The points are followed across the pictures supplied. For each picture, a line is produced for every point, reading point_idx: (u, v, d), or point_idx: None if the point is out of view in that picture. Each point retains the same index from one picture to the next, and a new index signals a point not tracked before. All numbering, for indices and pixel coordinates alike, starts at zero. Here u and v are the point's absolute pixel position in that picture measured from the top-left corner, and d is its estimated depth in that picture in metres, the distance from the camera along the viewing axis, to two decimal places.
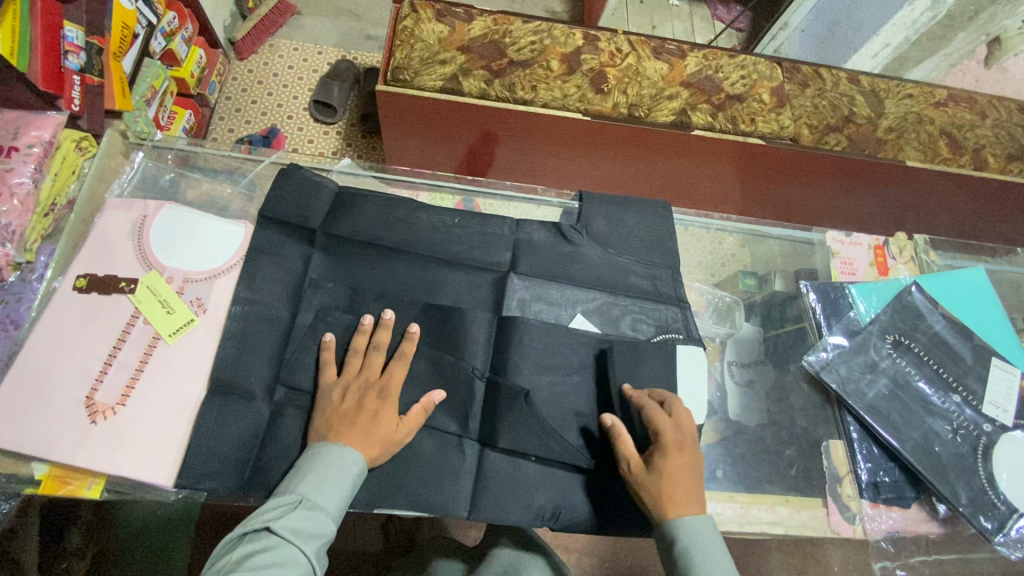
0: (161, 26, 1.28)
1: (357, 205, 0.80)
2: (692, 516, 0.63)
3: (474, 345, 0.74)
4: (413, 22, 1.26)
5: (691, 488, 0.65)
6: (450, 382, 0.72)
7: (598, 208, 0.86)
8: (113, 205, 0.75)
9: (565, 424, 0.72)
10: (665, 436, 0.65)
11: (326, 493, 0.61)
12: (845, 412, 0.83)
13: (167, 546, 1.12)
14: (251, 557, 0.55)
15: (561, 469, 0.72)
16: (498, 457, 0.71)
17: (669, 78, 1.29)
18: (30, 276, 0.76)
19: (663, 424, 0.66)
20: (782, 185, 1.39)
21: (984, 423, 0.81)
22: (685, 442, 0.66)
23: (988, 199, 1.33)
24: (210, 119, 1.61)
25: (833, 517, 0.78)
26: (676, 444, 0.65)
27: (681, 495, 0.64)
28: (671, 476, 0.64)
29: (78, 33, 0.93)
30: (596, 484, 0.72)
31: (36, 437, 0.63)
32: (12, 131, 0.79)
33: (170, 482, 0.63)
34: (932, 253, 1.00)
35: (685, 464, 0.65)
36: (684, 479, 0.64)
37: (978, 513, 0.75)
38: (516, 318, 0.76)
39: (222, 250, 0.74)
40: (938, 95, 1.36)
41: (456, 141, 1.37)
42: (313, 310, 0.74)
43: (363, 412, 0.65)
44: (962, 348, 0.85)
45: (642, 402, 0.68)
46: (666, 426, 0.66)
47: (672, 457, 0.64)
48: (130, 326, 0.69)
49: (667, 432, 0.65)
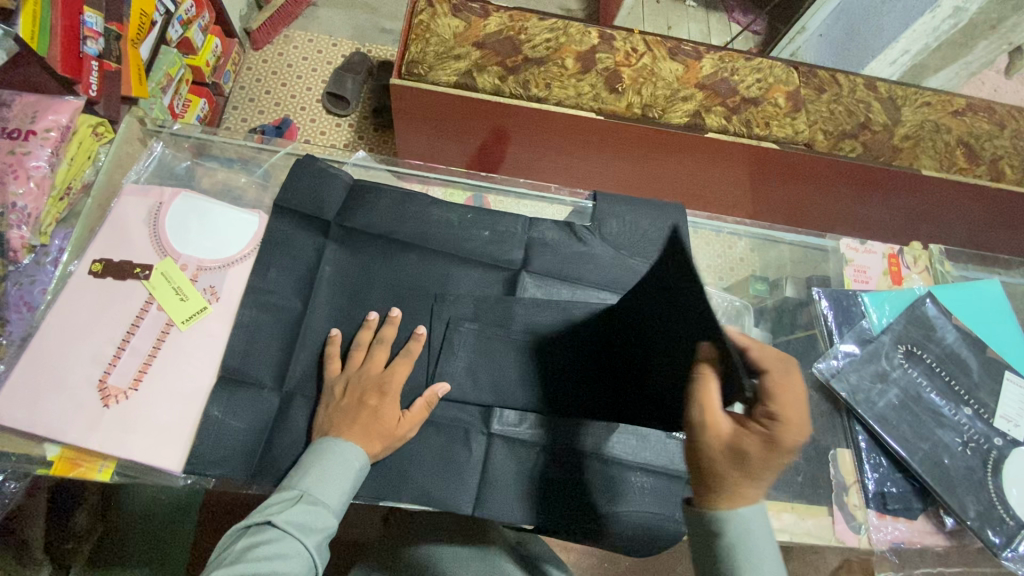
0: (178, 14, 1.29)
1: (371, 198, 0.79)
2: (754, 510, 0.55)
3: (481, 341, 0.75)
4: (429, 16, 1.26)
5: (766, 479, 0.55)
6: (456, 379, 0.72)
7: (611, 208, 0.86)
8: (131, 191, 0.76)
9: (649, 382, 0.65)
10: (790, 427, 0.54)
11: (328, 487, 0.61)
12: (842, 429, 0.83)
13: (164, 542, 1.14)
14: (252, 549, 0.55)
15: (569, 469, 0.72)
16: (513, 451, 0.72)
17: (684, 79, 1.28)
18: (44, 259, 0.77)
19: (789, 411, 0.54)
20: (795, 191, 1.38)
21: (995, 437, 0.80)
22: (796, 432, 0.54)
23: (1002, 210, 1.31)
24: (224, 109, 1.62)
25: (838, 526, 0.78)
26: (792, 441, 0.54)
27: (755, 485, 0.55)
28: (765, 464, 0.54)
29: (97, 19, 0.93)
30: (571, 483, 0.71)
31: (48, 418, 0.63)
32: (30, 115, 0.79)
33: (179, 469, 0.64)
34: (947, 263, 0.98)
35: (779, 460, 0.54)
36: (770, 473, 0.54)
37: (985, 526, 0.75)
38: (541, 311, 0.76)
39: (236, 239, 0.75)
40: (956, 104, 1.34)
41: (469, 137, 1.37)
42: (325, 303, 0.74)
43: (364, 407, 0.66)
44: (975, 361, 0.84)
45: (771, 367, 0.57)
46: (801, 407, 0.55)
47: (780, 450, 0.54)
48: (143, 312, 0.69)
49: (795, 420, 0.54)
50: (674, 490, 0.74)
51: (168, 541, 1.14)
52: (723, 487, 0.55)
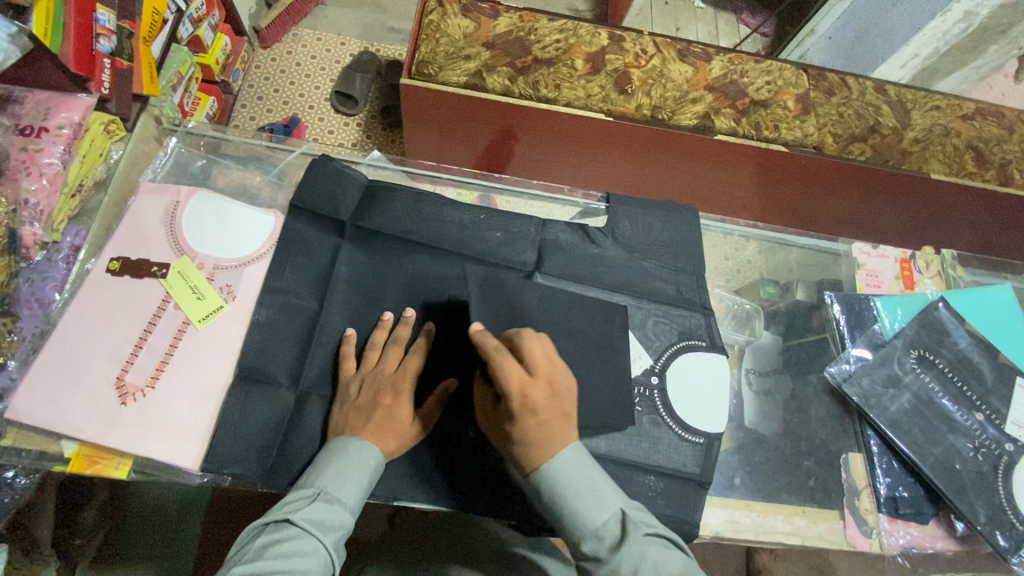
0: (189, 12, 1.30)
1: (385, 198, 0.80)
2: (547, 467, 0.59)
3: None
4: (439, 16, 1.26)
5: (542, 434, 0.59)
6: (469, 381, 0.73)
7: (625, 210, 0.86)
8: (148, 190, 0.76)
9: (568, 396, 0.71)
10: (510, 386, 0.58)
11: (344, 485, 0.61)
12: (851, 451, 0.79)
13: (171, 542, 1.14)
14: (270, 547, 0.55)
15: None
16: None
17: (693, 81, 1.28)
18: (55, 256, 0.77)
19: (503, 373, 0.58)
20: (802, 194, 1.38)
21: (1006, 443, 0.80)
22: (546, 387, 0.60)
23: (1011, 215, 1.31)
24: (233, 107, 1.62)
25: (849, 530, 0.78)
26: (522, 396, 0.58)
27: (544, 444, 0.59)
28: (530, 422, 0.59)
29: (110, 16, 0.93)
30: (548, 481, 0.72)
31: (66, 415, 0.64)
32: (43, 112, 0.79)
33: (195, 467, 0.64)
34: (959, 268, 0.98)
35: (534, 414, 0.58)
36: (542, 428, 0.59)
37: (996, 531, 0.75)
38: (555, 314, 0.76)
39: (252, 238, 0.75)
40: (965, 108, 1.34)
41: (477, 137, 1.37)
42: (340, 303, 0.74)
43: (376, 407, 0.66)
44: (987, 366, 0.84)
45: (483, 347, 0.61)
46: (537, 364, 0.60)
47: (540, 405, 0.59)
48: (160, 311, 0.70)
49: (519, 377, 0.59)
50: (688, 494, 0.74)
51: (175, 541, 1.14)
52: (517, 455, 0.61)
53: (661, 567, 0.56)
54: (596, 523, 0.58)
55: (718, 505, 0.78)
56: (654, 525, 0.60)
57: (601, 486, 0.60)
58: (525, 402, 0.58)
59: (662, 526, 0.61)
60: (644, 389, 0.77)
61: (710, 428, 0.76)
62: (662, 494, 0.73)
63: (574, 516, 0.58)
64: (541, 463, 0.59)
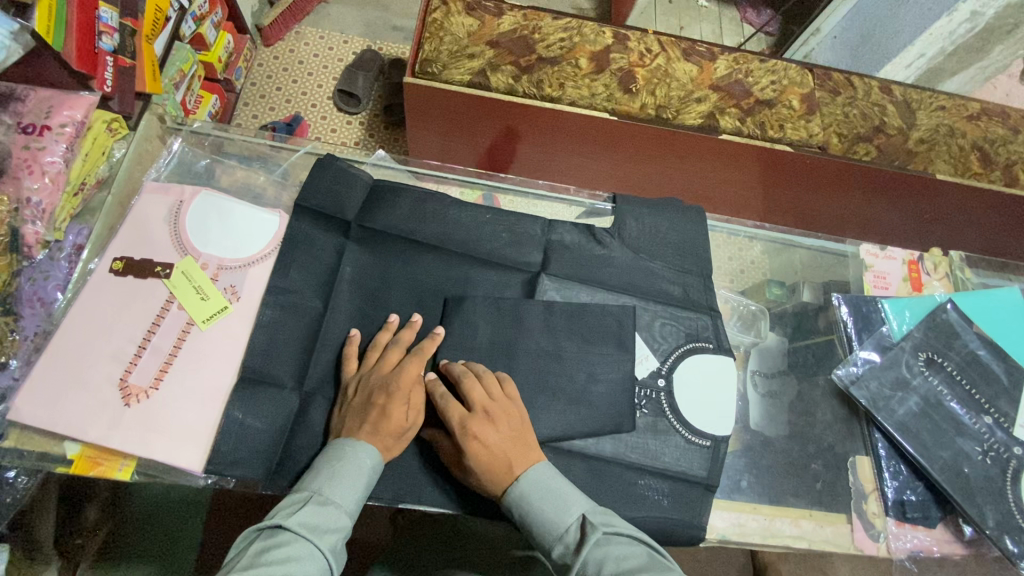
0: (192, 10, 1.29)
1: (390, 198, 0.79)
2: (507, 490, 0.62)
3: (500, 345, 0.75)
4: (443, 14, 1.26)
5: (497, 458, 0.63)
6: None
7: (631, 211, 0.85)
8: (151, 189, 0.76)
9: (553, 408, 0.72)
10: (450, 419, 0.65)
11: (340, 488, 0.61)
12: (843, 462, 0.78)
13: (171, 544, 1.13)
14: (265, 552, 0.53)
15: (590, 473, 0.72)
16: None
17: (698, 80, 1.28)
18: (58, 254, 0.77)
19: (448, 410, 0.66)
20: (806, 194, 1.38)
21: (1015, 446, 0.79)
22: (488, 414, 0.65)
23: (1016, 215, 1.30)
24: (235, 105, 1.61)
25: (857, 534, 0.78)
26: (461, 426, 0.64)
27: (502, 468, 0.63)
28: (479, 449, 0.63)
29: (113, 14, 0.93)
30: None
31: (70, 416, 0.63)
32: (46, 110, 0.78)
33: (199, 469, 0.64)
34: (967, 270, 0.97)
35: (479, 440, 0.63)
36: (492, 452, 0.63)
37: (1004, 535, 0.74)
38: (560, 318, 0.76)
39: (256, 238, 0.74)
40: (971, 108, 1.33)
41: (481, 137, 1.37)
42: (345, 304, 0.74)
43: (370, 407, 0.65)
44: (995, 369, 0.84)
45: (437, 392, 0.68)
46: (473, 395, 0.66)
47: (484, 430, 0.64)
48: (164, 311, 0.69)
49: (459, 410, 0.66)
50: (695, 497, 0.73)
51: (176, 543, 1.13)
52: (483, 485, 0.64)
53: (622, 564, 0.54)
54: (558, 529, 0.59)
55: (725, 509, 0.78)
56: (617, 526, 0.58)
57: (563, 492, 0.62)
58: (465, 430, 0.64)
59: (630, 527, 0.59)
60: (651, 391, 0.77)
61: (718, 431, 0.75)
62: (668, 497, 0.73)
63: (539, 527, 0.60)
64: (506, 487, 0.63)
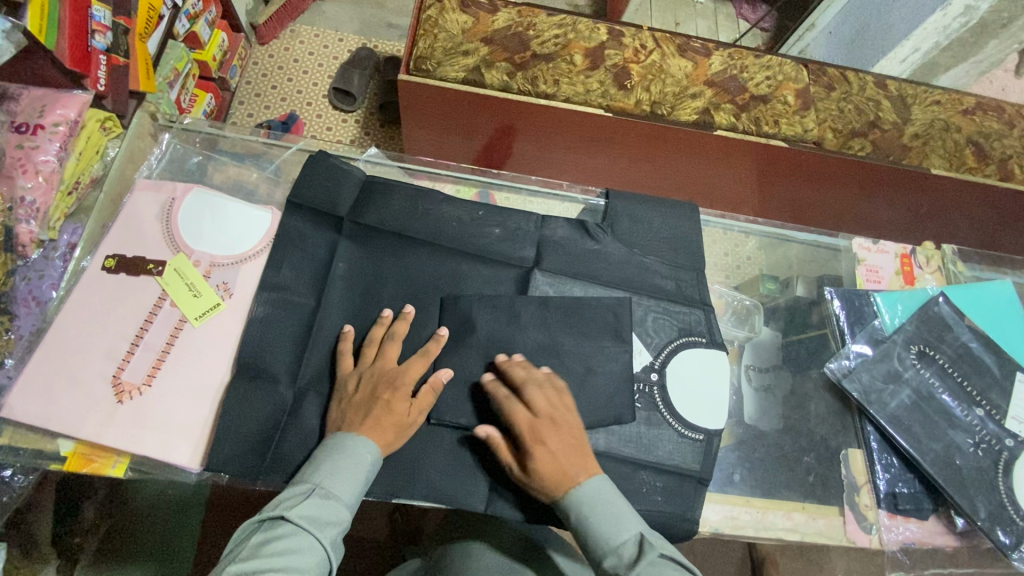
0: (186, 8, 1.29)
1: (383, 194, 0.79)
2: (569, 496, 0.64)
3: (493, 341, 0.75)
4: (438, 11, 1.26)
5: (564, 463, 0.65)
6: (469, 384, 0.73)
7: (624, 207, 0.85)
8: (143, 187, 0.76)
9: None
10: (518, 424, 0.67)
11: (341, 480, 0.61)
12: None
13: (173, 540, 1.14)
14: (267, 545, 0.56)
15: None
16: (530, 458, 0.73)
17: (693, 76, 1.28)
18: (53, 254, 0.77)
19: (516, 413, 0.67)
20: (802, 189, 1.38)
21: (1007, 438, 0.80)
22: (553, 422, 0.67)
23: (1012, 209, 1.31)
24: (230, 103, 1.61)
25: (849, 526, 0.78)
26: (531, 429, 0.66)
27: (564, 471, 0.65)
28: (546, 454, 0.65)
29: (105, 12, 0.92)
30: None
31: (63, 413, 0.63)
32: (38, 109, 0.78)
33: (192, 465, 0.64)
34: (960, 263, 0.97)
35: (545, 445, 0.65)
36: (557, 458, 0.65)
37: (996, 527, 0.75)
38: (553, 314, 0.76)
39: (249, 236, 0.74)
40: (966, 102, 1.33)
41: (477, 134, 1.37)
42: (338, 301, 0.74)
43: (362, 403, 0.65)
44: (988, 362, 0.84)
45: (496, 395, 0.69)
46: (536, 402, 0.68)
47: (552, 436, 0.66)
48: (157, 308, 0.69)
49: (525, 415, 0.67)
50: (688, 491, 0.73)
51: (178, 538, 1.14)
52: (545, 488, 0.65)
53: None
54: (615, 541, 0.62)
55: (718, 502, 0.78)
56: (668, 548, 0.62)
57: (619, 507, 0.64)
58: (535, 432, 0.66)
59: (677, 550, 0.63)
60: (644, 385, 0.77)
61: (710, 425, 0.76)
62: (661, 490, 0.73)
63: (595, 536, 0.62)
64: (571, 492, 0.64)
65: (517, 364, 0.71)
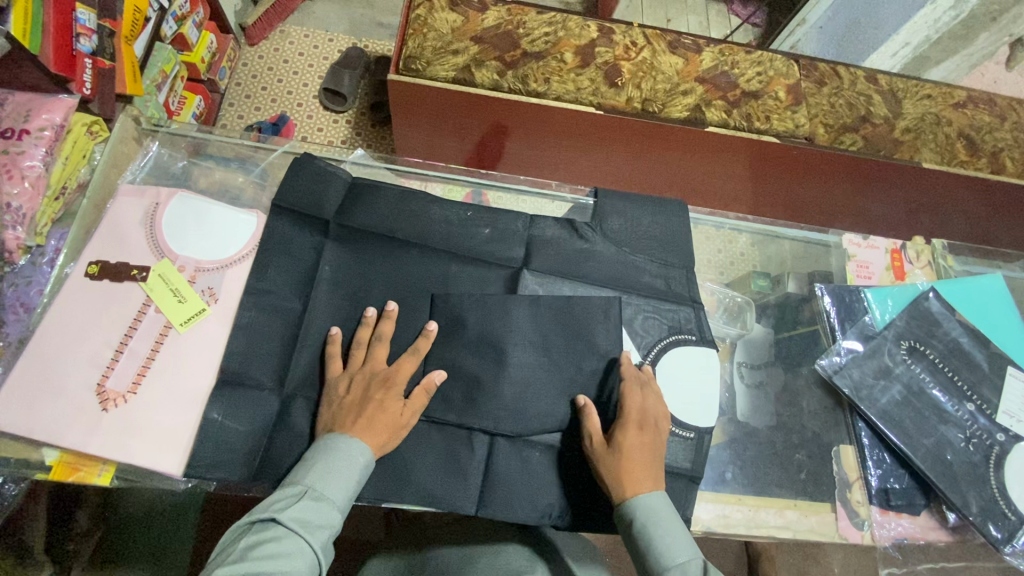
0: (172, 10, 1.28)
1: (370, 196, 0.78)
2: (633, 501, 0.64)
3: (481, 342, 0.74)
4: (427, 10, 1.25)
5: (638, 469, 0.65)
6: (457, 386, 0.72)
7: (613, 205, 0.85)
8: (127, 192, 0.75)
9: (538, 406, 0.73)
10: (631, 409, 0.69)
11: (333, 483, 0.61)
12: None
13: (166, 543, 1.12)
14: (256, 547, 0.54)
15: (575, 466, 0.72)
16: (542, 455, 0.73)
17: (684, 73, 1.27)
18: (40, 260, 0.76)
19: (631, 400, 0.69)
20: (795, 185, 1.37)
21: (998, 433, 0.80)
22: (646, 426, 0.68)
23: (1004, 202, 1.31)
24: (220, 105, 1.60)
25: (841, 523, 0.78)
26: (640, 417, 0.68)
27: (632, 474, 0.65)
28: (625, 451, 0.66)
29: (91, 15, 0.91)
30: (554, 472, 0.72)
31: (47, 422, 0.63)
32: (24, 114, 0.77)
33: (179, 472, 0.63)
34: (950, 257, 0.97)
35: (628, 442, 0.67)
36: (634, 459, 0.66)
37: (988, 522, 0.75)
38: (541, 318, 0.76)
39: (234, 240, 0.74)
40: (957, 96, 1.33)
41: (468, 133, 1.36)
42: (325, 304, 0.73)
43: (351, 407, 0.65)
44: (979, 356, 0.84)
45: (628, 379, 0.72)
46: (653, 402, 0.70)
47: (637, 436, 0.67)
48: (141, 314, 0.69)
49: (636, 406, 0.69)
50: (679, 490, 0.73)
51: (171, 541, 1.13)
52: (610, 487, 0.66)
53: None
54: (672, 559, 0.61)
55: (710, 501, 0.78)
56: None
57: (677, 527, 0.63)
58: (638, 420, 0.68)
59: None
60: None
61: (701, 423, 0.76)
62: None
63: (651, 547, 0.61)
64: (638, 491, 0.64)
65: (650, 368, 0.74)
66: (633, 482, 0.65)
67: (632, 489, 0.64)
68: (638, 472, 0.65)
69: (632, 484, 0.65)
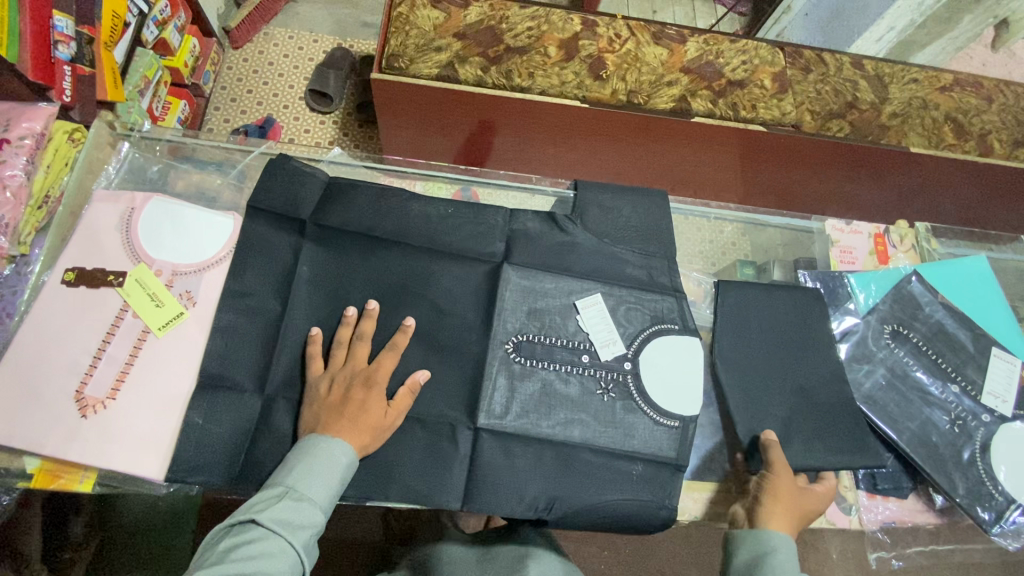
0: (153, 14, 1.27)
1: (347, 196, 0.78)
2: (778, 533, 0.66)
3: (786, 315, 0.83)
4: (408, 8, 1.24)
5: (795, 514, 0.68)
6: (730, 319, 0.81)
7: (592, 196, 0.84)
8: (102, 197, 0.75)
9: (526, 403, 0.73)
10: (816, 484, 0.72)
11: (315, 483, 0.61)
12: (816, 445, 0.76)
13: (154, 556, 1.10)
14: (237, 548, 0.54)
15: (751, 386, 0.78)
16: (533, 450, 0.72)
17: (669, 64, 1.27)
18: (25, 269, 0.75)
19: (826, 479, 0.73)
20: (786, 172, 1.37)
21: (983, 414, 0.80)
22: (814, 492, 0.72)
23: (991, 184, 1.30)
24: (205, 110, 1.60)
25: (829, 508, 0.78)
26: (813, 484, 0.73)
27: (783, 510, 0.68)
28: (789, 495, 0.69)
29: (67, 22, 0.90)
30: (543, 465, 0.72)
31: (28, 430, 0.63)
32: (3, 123, 0.76)
33: (161, 476, 0.64)
34: (934, 240, 0.98)
35: (798, 488, 0.70)
36: (794, 505, 0.69)
37: (975, 503, 0.75)
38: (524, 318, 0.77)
39: (211, 243, 0.74)
40: (943, 79, 1.33)
41: (455, 129, 1.35)
42: (303, 305, 0.73)
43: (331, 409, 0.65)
44: (964, 338, 0.84)
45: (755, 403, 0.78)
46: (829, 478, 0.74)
47: (804, 496, 0.70)
48: (119, 320, 0.69)
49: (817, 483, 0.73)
50: (664, 478, 0.74)
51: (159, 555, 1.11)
52: (762, 507, 0.68)
53: None
54: None
55: (694, 490, 0.78)
56: None
57: None
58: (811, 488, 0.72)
59: None
60: (619, 374, 0.76)
61: (685, 411, 0.75)
62: (640, 479, 0.73)
63: None
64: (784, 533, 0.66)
65: (803, 390, 0.79)
66: (778, 520, 0.67)
67: (775, 524, 0.67)
68: (785, 515, 0.68)
69: (778, 520, 0.67)
